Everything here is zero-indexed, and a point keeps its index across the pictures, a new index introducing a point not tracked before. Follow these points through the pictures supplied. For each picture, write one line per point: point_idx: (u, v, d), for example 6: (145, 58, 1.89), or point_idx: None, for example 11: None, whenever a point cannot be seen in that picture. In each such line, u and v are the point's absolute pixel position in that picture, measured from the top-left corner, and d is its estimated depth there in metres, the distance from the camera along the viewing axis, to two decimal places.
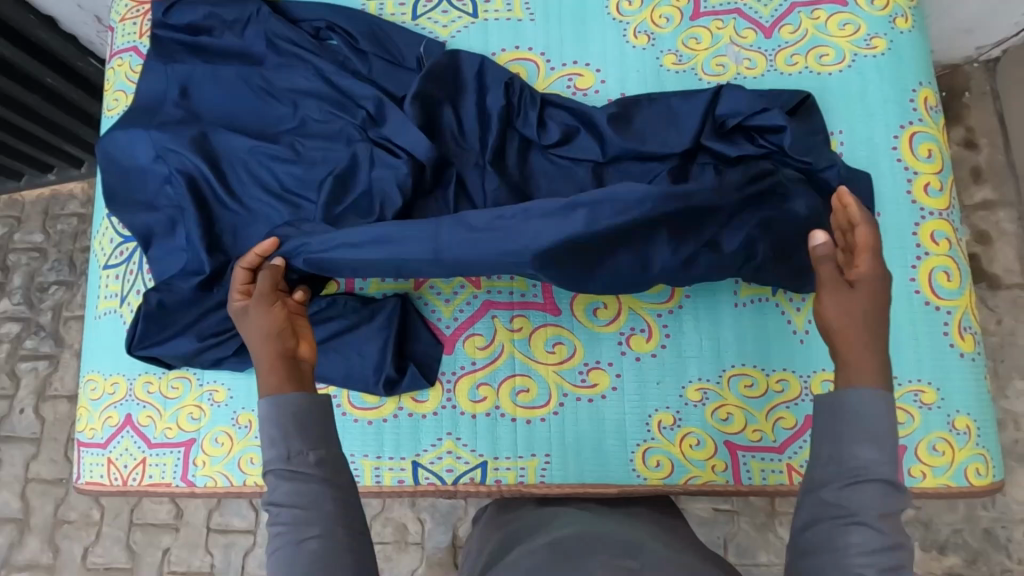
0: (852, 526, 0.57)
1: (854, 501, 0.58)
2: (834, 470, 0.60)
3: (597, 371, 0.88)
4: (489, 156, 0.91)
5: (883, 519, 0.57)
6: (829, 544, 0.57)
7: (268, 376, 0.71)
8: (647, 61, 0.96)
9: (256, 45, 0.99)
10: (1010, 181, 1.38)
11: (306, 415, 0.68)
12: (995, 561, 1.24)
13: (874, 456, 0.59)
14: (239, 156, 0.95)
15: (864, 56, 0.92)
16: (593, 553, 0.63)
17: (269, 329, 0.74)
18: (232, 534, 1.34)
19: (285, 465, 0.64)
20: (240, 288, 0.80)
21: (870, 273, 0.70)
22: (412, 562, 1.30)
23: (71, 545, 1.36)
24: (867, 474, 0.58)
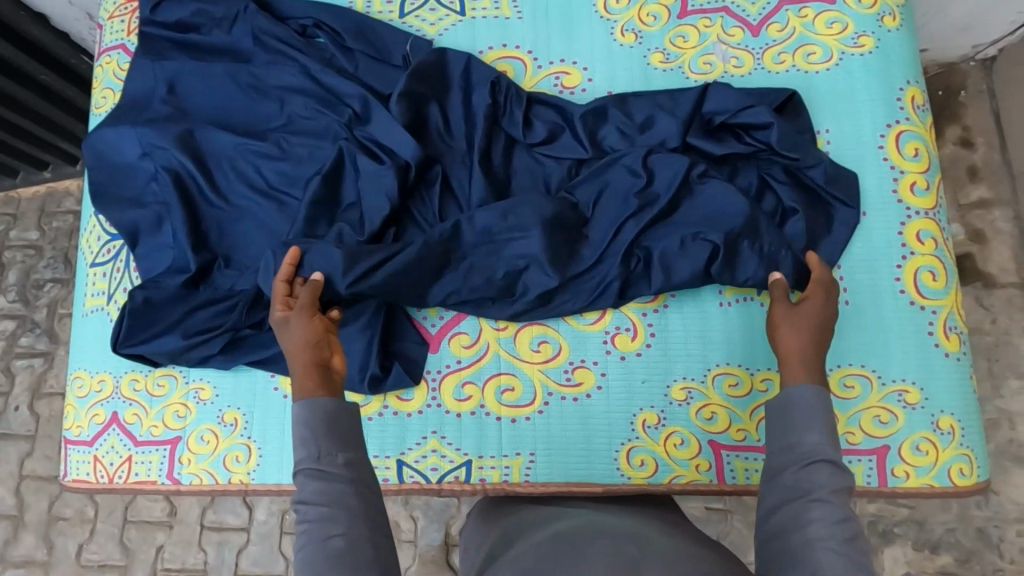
0: (811, 503, 0.61)
1: (812, 481, 0.63)
2: (788, 456, 0.65)
3: (582, 370, 0.88)
4: (475, 155, 0.91)
5: (834, 494, 0.62)
6: (794, 523, 0.60)
7: (302, 381, 0.73)
8: (634, 59, 0.95)
9: (244, 42, 0.98)
10: (1006, 180, 1.38)
11: (339, 418, 0.70)
12: (988, 561, 1.24)
13: (818, 439, 0.65)
14: (226, 153, 0.95)
15: (851, 55, 0.91)
16: (594, 540, 0.64)
17: (311, 339, 0.76)
18: (226, 531, 1.35)
19: (315, 465, 0.66)
20: (280, 299, 0.82)
21: (818, 296, 0.78)
22: (405, 560, 1.30)
23: (65, 542, 1.37)
24: (816, 455, 0.64)
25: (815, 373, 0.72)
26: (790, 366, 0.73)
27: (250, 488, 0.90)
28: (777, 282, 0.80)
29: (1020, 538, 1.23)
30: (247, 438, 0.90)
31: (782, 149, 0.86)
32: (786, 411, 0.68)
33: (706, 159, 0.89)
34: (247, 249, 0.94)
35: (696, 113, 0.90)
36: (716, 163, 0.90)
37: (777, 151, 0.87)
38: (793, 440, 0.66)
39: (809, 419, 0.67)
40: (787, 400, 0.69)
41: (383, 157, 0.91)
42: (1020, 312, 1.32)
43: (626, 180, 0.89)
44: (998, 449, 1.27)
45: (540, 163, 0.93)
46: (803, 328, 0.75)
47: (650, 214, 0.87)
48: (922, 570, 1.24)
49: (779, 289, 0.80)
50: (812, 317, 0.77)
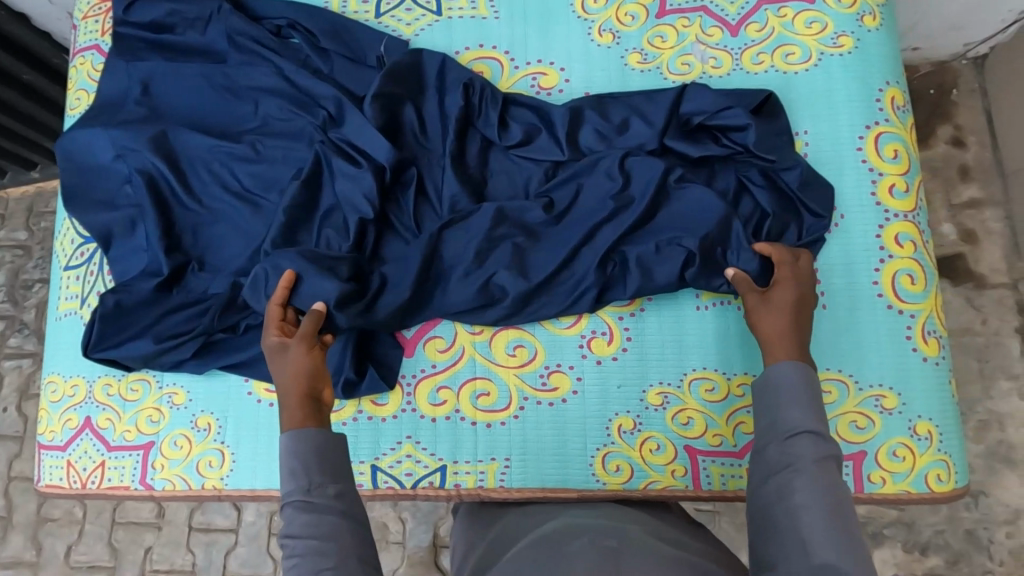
0: (794, 473, 0.61)
1: (794, 453, 0.63)
2: (769, 433, 0.66)
3: (558, 374, 0.87)
4: (449, 158, 0.90)
5: (819, 464, 0.62)
6: (779, 494, 0.61)
7: (293, 413, 0.72)
8: (611, 60, 0.94)
9: (218, 43, 0.98)
10: (998, 180, 1.36)
11: (329, 451, 0.69)
12: (977, 562, 1.23)
13: (800, 415, 0.65)
14: (199, 156, 0.94)
15: (831, 55, 0.90)
16: (574, 538, 0.63)
17: (310, 370, 0.75)
18: (214, 532, 1.34)
19: (304, 497, 0.65)
20: (275, 325, 0.80)
21: (786, 276, 0.78)
22: (393, 562, 1.29)
23: (54, 543, 1.36)
24: (798, 428, 0.64)
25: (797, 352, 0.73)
26: (771, 349, 0.73)
27: (223, 493, 0.89)
28: (741, 279, 0.80)
29: (1010, 540, 1.22)
30: (220, 443, 0.90)
31: (760, 152, 0.86)
32: (766, 394, 0.69)
33: (684, 161, 0.89)
34: (221, 251, 0.93)
35: (673, 114, 0.89)
36: (693, 164, 0.89)
37: (754, 153, 0.86)
38: (775, 418, 0.67)
39: (793, 397, 0.67)
40: (766, 383, 0.70)
41: (358, 159, 0.90)
42: (1010, 313, 1.31)
43: (603, 183, 0.88)
44: (989, 451, 1.26)
45: (517, 164, 0.92)
46: (781, 311, 0.75)
47: (627, 217, 0.86)
48: (912, 572, 1.23)
49: (745, 284, 0.79)
50: (786, 298, 0.76)
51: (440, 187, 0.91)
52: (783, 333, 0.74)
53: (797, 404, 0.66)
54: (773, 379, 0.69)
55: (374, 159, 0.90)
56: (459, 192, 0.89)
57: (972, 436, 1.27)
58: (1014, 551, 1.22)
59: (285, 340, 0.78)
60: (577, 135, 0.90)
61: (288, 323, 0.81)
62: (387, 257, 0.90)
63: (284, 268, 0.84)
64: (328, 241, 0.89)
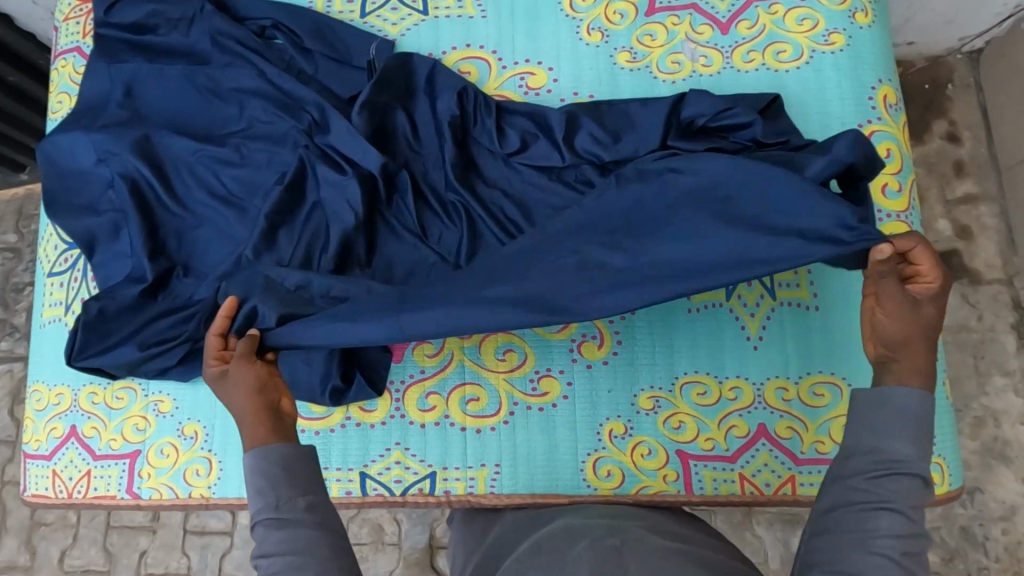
0: (881, 512, 0.54)
1: (888, 490, 0.56)
2: (867, 458, 0.57)
3: (548, 379, 0.86)
4: (450, 168, 0.89)
5: (913, 510, 0.55)
6: (859, 526, 0.55)
7: (255, 428, 0.68)
8: (601, 59, 0.93)
9: (201, 43, 0.96)
10: (993, 175, 1.36)
11: (296, 464, 0.66)
12: (972, 559, 1.22)
13: (906, 450, 0.57)
14: (184, 160, 0.93)
15: (823, 52, 0.89)
16: (575, 541, 0.62)
17: (257, 385, 0.72)
18: (208, 535, 1.33)
19: (275, 515, 0.63)
20: (214, 355, 0.75)
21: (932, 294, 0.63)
22: (389, 563, 1.29)
23: (48, 547, 1.35)
24: (901, 465, 0.56)
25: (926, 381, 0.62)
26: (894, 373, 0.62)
27: (211, 502, 0.88)
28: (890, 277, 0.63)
29: (1005, 536, 1.22)
30: (207, 451, 0.88)
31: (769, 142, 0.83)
32: (875, 411, 0.59)
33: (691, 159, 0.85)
34: (205, 256, 0.91)
35: (673, 120, 0.87)
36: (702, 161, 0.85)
37: (764, 146, 0.83)
38: (879, 443, 0.58)
39: (905, 426, 0.58)
40: (883, 399, 0.59)
41: (344, 167, 0.89)
42: (1006, 308, 1.30)
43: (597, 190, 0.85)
44: (984, 448, 1.26)
45: (510, 169, 0.91)
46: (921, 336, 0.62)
47: None
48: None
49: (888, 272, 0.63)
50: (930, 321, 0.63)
51: (440, 191, 0.91)
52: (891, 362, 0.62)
53: (908, 436, 0.57)
54: (885, 398, 0.59)
55: (362, 167, 0.89)
56: (465, 197, 0.88)
57: (967, 432, 1.26)
58: (1009, 547, 1.22)
59: (227, 367, 0.74)
60: (574, 138, 0.88)
61: (229, 350, 0.76)
62: (386, 261, 0.89)
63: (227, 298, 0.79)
64: (317, 247, 0.88)
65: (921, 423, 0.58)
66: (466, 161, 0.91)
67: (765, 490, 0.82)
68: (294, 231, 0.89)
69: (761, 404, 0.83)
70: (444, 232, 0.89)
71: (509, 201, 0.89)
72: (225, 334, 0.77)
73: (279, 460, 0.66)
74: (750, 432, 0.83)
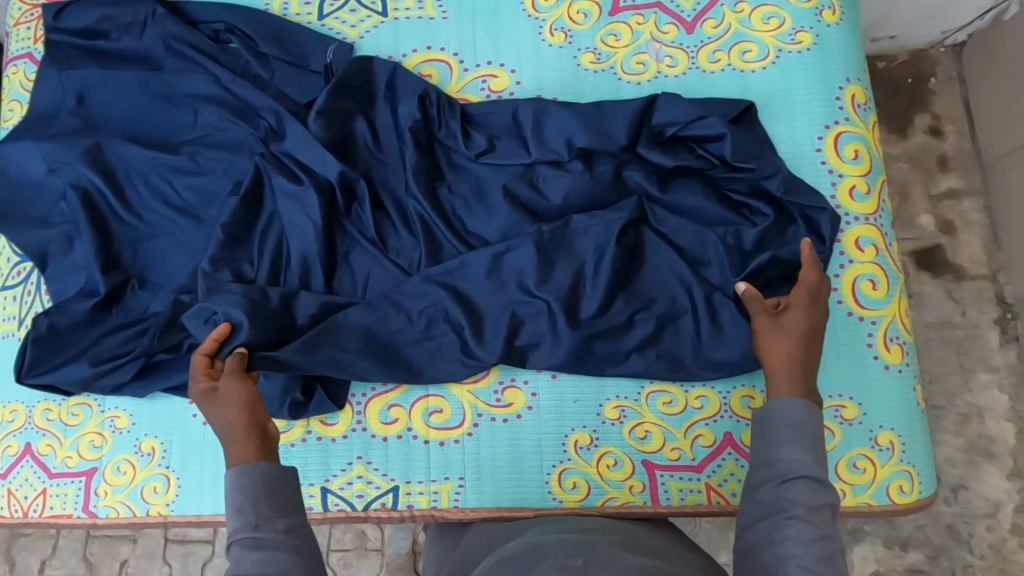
0: (785, 521, 0.58)
1: (788, 498, 0.60)
2: (764, 473, 0.62)
3: (512, 390, 0.84)
4: (412, 174, 0.87)
5: (812, 512, 0.58)
6: (767, 539, 0.58)
7: (243, 447, 0.68)
8: (564, 60, 0.91)
9: (155, 48, 0.93)
10: (977, 170, 1.31)
11: (279, 484, 0.66)
12: (957, 557, 1.17)
13: (798, 455, 0.62)
14: (137, 169, 0.90)
15: (789, 51, 0.87)
16: (539, 562, 0.59)
17: (245, 402, 0.71)
18: (190, 543, 1.22)
19: (252, 534, 0.62)
20: (202, 371, 0.75)
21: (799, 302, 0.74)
22: (372, 569, 1.17)
23: (28, 558, 1.22)
24: (793, 471, 0.61)
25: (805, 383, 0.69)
26: (778, 378, 0.69)
27: (169, 520, 0.86)
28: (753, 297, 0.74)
29: (990, 533, 1.17)
30: (165, 468, 0.86)
31: (736, 162, 0.82)
32: (766, 429, 0.65)
33: (660, 171, 0.85)
34: (161, 267, 0.89)
35: (645, 123, 0.86)
36: (669, 174, 0.86)
37: (731, 165, 0.82)
38: (771, 456, 0.63)
39: (795, 435, 0.63)
40: (768, 417, 0.65)
41: (300, 176, 0.87)
42: (989, 304, 1.26)
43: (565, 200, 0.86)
44: (967, 444, 1.20)
45: (472, 175, 0.89)
46: (794, 339, 0.71)
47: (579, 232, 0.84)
48: (892, 569, 1.17)
49: (756, 302, 0.74)
50: (798, 325, 0.72)
51: (401, 198, 0.88)
52: (793, 362, 0.69)
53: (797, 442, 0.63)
54: (774, 414, 0.65)
55: (320, 176, 0.87)
56: (423, 204, 0.86)
57: (952, 429, 1.21)
58: (995, 545, 1.17)
59: (215, 385, 0.73)
60: (543, 137, 0.86)
61: (216, 369, 0.76)
62: (350, 270, 0.87)
63: (221, 321, 0.80)
64: (279, 260, 0.87)
65: (810, 428, 0.64)
66: (430, 167, 0.88)
67: (731, 500, 0.81)
68: (252, 242, 0.87)
69: (727, 412, 0.82)
70: (402, 244, 0.87)
71: (472, 208, 0.88)
72: (213, 355, 0.77)
73: (261, 481, 0.66)
74: (716, 441, 0.82)
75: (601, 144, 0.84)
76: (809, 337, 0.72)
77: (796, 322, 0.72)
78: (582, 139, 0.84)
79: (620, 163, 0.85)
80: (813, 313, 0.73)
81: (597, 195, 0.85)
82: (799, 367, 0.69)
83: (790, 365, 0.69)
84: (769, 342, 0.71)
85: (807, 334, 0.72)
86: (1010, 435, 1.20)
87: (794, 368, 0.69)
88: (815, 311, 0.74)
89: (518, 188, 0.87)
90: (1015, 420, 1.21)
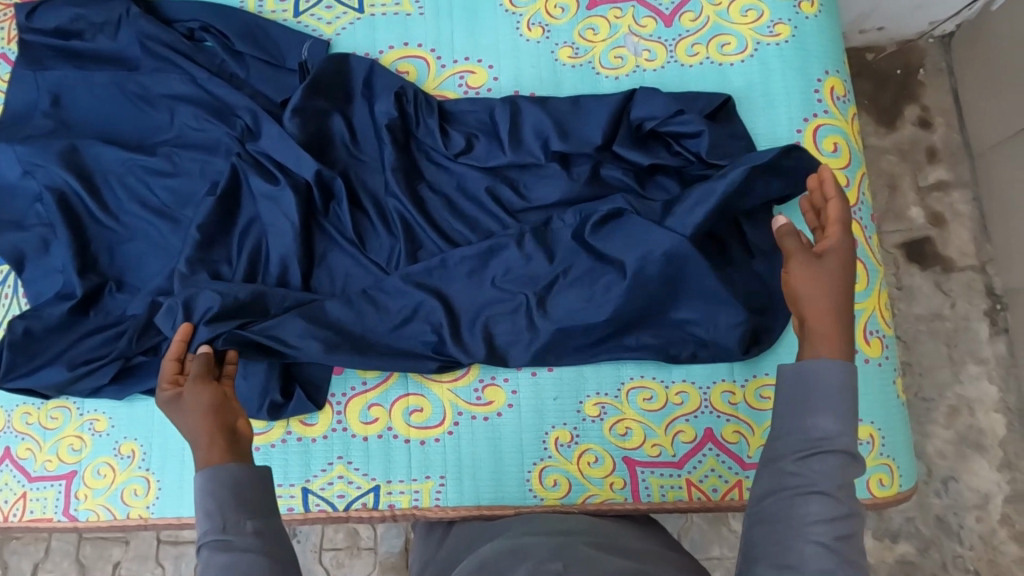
0: (811, 496, 0.52)
1: (815, 471, 0.53)
2: (793, 441, 0.55)
3: (493, 388, 0.84)
4: (390, 171, 0.86)
5: (840, 490, 0.52)
6: (785, 513, 0.52)
7: (209, 451, 0.66)
8: (542, 54, 0.91)
9: (130, 48, 0.92)
10: (966, 161, 1.31)
11: (248, 488, 0.63)
12: (948, 548, 1.17)
13: (835, 426, 0.55)
14: (113, 170, 0.90)
15: (767, 44, 0.89)
16: (518, 564, 0.56)
17: (211, 404, 0.70)
18: (182, 544, 1.16)
19: (221, 537, 0.59)
20: (168, 379, 0.73)
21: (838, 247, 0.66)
22: (365, 568, 1.14)
23: (19, 561, 1.16)
24: (827, 443, 0.54)
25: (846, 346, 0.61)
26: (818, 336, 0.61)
27: (150, 522, 0.85)
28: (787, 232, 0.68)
29: (980, 525, 1.17)
30: (145, 470, 0.86)
31: (711, 159, 0.82)
32: (803, 390, 0.57)
33: (635, 168, 0.86)
34: (139, 269, 0.88)
35: (623, 120, 0.86)
36: (644, 171, 0.86)
37: (707, 162, 0.83)
38: (807, 421, 0.55)
39: (832, 402, 0.56)
40: (806, 376, 0.57)
41: (276, 176, 0.86)
42: (979, 296, 1.25)
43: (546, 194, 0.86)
44: (958, 435, 1.20)
45: (449, 173, 0.88)
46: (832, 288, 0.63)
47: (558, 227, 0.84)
48: (883, 561, 1.16)
49: (792, 240, 0.67)
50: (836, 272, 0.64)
51: (380, 197, 0.87)
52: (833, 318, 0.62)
53: (833, 411, 0.55)
54: (814, 374, 0.57)
55: (297, 176, 0.86)
56: (403, 202, 0.85)
57: (942, 422, 1.21)
58: (984, 536, 1.16)
59: (180, 391, 0.72)
60: (521, 137, 0.86)
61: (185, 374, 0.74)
62: (329, 270, 0.87)
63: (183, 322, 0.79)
64: (258, 259, 0.86)
65: (850, 394, 0.56)
66: (409, 166, 0.88)
67: (712, 496, 0.80)
68: (230, 243, 0.87)
69: (708, 408, 0.82)
70: (381, 243, 0.86)
71: (450, 204, 0.87)
72: (182, 360, 0.75)
73: (231, 483, 0.64)
74: (697, 437, 0.81)
75: (582, 145, 0.85)
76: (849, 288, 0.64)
77: (837, 267, 0.65)
78: (558, 142, 0.85)
79: (596, 159, 0.86)
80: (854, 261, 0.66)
81: (575, 193, 0.85)
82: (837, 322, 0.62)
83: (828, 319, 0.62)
84: (804, 287, 0.64)
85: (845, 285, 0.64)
86: (999, 426, 1.20)
87: (833, 325, 0.61)
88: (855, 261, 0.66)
89: (497, 186, 0.87)
90: (1004, 412, 1.21)
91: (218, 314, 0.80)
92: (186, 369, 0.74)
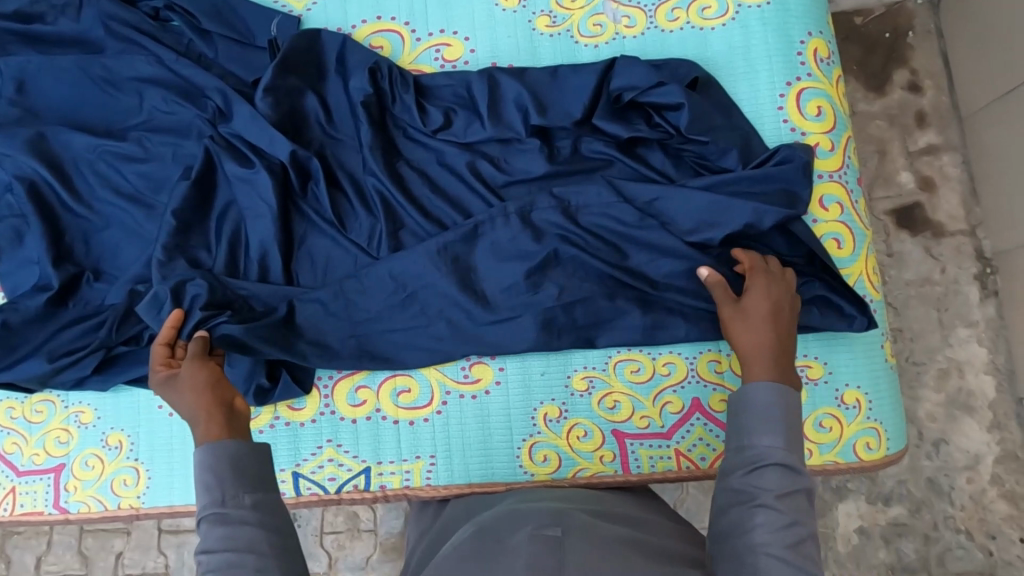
0: (755, 508, 0.57)
1: (758, 485, 0.58)
2: (736, 459, 0.62)
3: (480, 365, 0.84)
4: (368, 148, 0.84)
5: (781, 499, 0.57)
6: (737, 526, 0.57)
7: (208, 426, 0.66)
8: (519, 24, 0.90)
9: (94, 31, 0.90)
10: (955, 125, 1.29)
11: (248, 463, 0.63)
12: (938, 509, 1.18)
13: (771, 442, 0.61)
14: (84, 158, 0.88)
15: (748, 6, 0.88)
16: (516, 530, 0.56)
17: (208, 382, 0.70)
18: (183, 532, 1.17)
19: (219, 510, 0.59)
20: (160, 361, 0.74)
21: (759, 283, 0.75)
22: (365, 550, 1.15)
23: (23, 555, 1.16)
24: (765, 459, 0.60)
25: (777, 366, 0.68)
26: (751, 365, 0.69)
27: (142, 512, 0.85)
28: (716, 283, 0.75)
29: (971, 485, 1.18)
30: (134, 460, 0.85)
31: (691, 133, 0.81)
32: (742, 412, 0.64)
33: (614, 142, 0.85)
34: (116, 258, 0.87)
35: (602, 91, 0.85)
36: (624, 145, 0.85)
37: (686, 136, 0.82)
38: (744, 442, 0.62)
39: (764, 419, 0.63)
40: (743, 399, 0.65)
41: (251, 158, 0.84)
42: (968, 260, 1.25)
43: (531, 162, 0.85)
44: (948, 398, 1.21)
45: (427, 149, 0.87)
46: (758, 323, 0.71)
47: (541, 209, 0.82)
48: (876, 524, 1.18)
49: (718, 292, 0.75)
50: (758, 306, 0.73)
51: (359, 176, 0.86)
52: (763, 345, 0.70)
53: (769, 428, 0.62)
54: (750, 397, 0.65)
55: (272, 157, 0.85)
56: (382, 180, 0.84)
57: (932, 385, 1.21)
58: (974, 495, 1.18)
59: (176, 371, 0.73)
60: (500, 110, 0.85)
61: (177, 357, 0.75)
62: (308, 254, 0.85)
63: (171, 307, 0.78)
64: (240, 246, 0.85)
65: (783, 411, 0.63)
66: (387, 144, 0.86)
67: (701, 464, 0.81)
68: (207, 228, 0.85)
69: (695, 378, 0.82)
70: (360, 223, 0.85)
71: (430, 180, 0.86)
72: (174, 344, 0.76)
73: (228, 458, 0.63)
74: (685, 407, 0.82)
75: (562, 119, 0.84)
76: (774, 314, 0.72)
77: (757, 304, 0.73)
78: (538, 116, 0.84)
79: (575, 133, 0.85)
80: (772, 288, 0.74)
81: (560, 170, 0.84)
82: (772, 349, 0.69)
83: (758, 347, 0.69)
84: (738, 329, 0.72)
85: (771, 313, 0.72)
86: (989, 387, 1.21)
87: (765, 352, 0.69)
88: (773, 286, 0.74)
89: (478, 162, 0.85)
90: (994, 374, 1.21)
91: (207, 301, 0.78)
92: (178, 352, 0.75)
